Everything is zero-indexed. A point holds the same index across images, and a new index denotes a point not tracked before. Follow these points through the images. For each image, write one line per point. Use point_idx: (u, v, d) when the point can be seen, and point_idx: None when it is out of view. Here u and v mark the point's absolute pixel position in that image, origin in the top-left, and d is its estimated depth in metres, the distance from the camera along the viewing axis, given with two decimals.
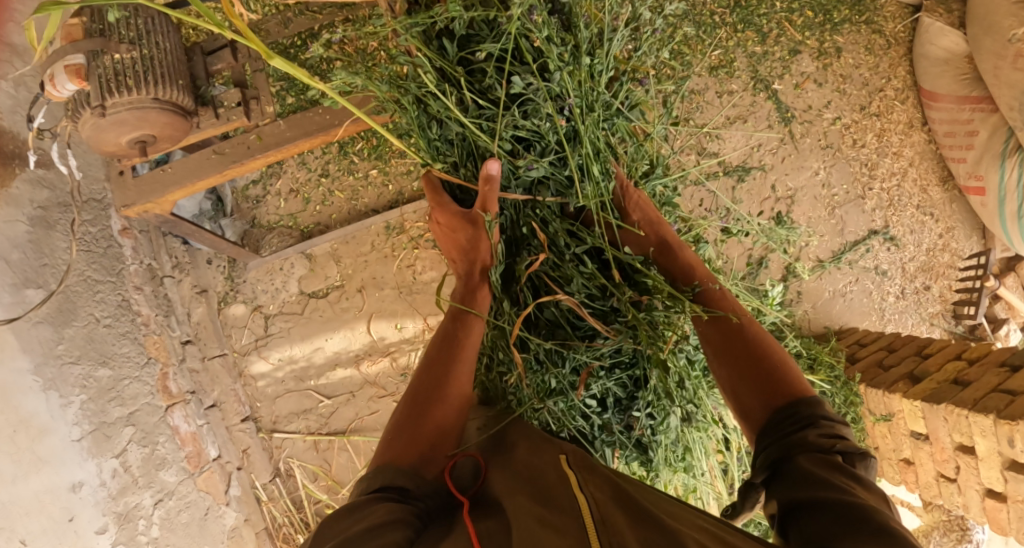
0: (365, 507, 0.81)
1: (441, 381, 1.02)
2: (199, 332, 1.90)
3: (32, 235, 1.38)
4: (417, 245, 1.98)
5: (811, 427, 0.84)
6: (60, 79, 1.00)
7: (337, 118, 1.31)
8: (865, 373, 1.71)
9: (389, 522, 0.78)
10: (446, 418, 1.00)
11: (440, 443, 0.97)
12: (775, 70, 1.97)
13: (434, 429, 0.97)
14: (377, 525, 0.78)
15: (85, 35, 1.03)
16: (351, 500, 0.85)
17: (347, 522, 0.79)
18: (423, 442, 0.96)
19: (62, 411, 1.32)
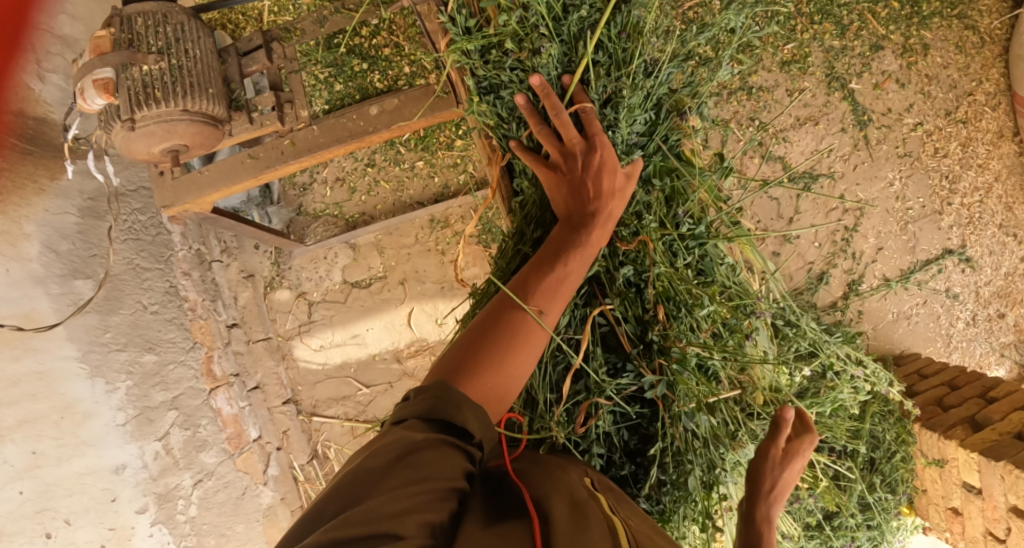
0: (416, 455, 0.64)
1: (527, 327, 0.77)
2: (245, 316, 1.96)
3: (81, 226, 1.44)
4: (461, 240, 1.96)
5: None
6: (89, 93, 1.03)
7: (371, 124, 1.26)
8: (923, 412, 1.57)
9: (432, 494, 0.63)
10: (518, 379, 0.75)
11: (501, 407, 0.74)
12: (853, 67, 1.79)
13: (504, 388, 0.73)
14: (428, 493, 0.62)
15: (113, 47, 1.04)
16: (396, 434, 0.66)
17: (393, 475, 0.62)
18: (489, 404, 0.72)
19: (107, 396, 1.40)
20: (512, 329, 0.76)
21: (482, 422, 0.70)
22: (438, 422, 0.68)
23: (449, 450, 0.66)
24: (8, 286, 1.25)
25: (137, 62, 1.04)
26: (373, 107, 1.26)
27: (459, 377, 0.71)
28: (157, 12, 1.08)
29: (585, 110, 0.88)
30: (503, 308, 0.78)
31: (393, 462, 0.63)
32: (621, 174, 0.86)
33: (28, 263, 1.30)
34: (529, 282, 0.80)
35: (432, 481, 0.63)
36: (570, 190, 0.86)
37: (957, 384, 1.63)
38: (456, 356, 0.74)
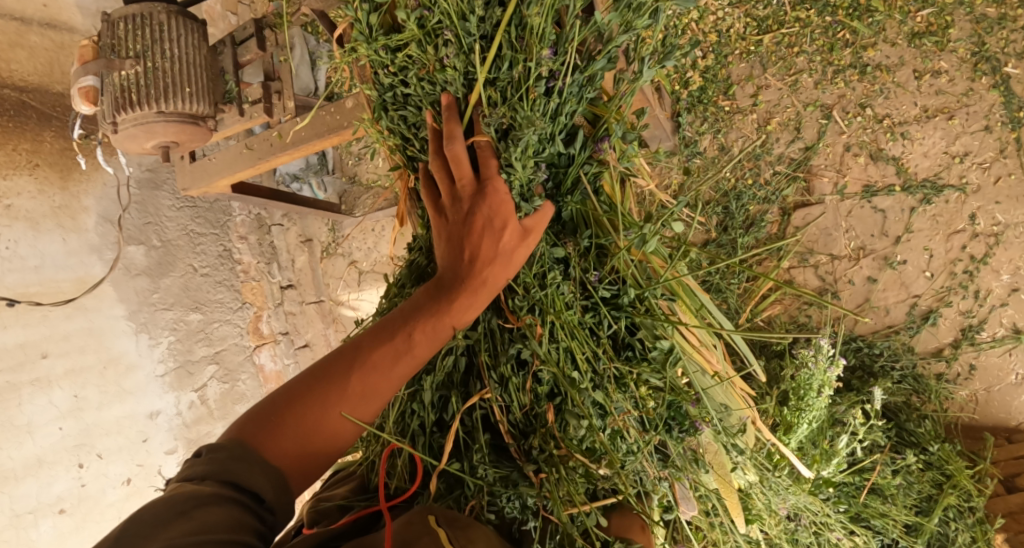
0: (197, 508, 0.60)
1: (354, 399, 0.72)
2: (300, 278, 2.09)
3: (138, 197, 1.62)
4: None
5: None
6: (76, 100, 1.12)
7: (347, 118, 1.17)
8: (1012, 521, 1.22)
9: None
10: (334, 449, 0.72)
11: (308, 473, 0.71)
12: (1013, 44, 1.34)
13: (310, 458, 0.71)
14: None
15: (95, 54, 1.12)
16: (183, 493, 0.62)
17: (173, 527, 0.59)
18: (293, 474, 0.70)
19: (149, 350, 1.59)
20: (335, 389, 0.72)
21: (279, 485, 0.68)
22: (230, 479, 0.65)
23: (239, 509, 0.63)
24: (64, 254, 1.45)
25: (115, 68, 1.10)
26: (350, 101, 1.17)
27: (259, 437, 0.69)
28: (139, 14, 1.12)
29: (480, 146, 0.71)
30: (334, 364, 0.73)
31: (170, 517, 0.59)
32: (510, 234, 0.71)
33: (85, 234, 1.50)
34: (370, 347, 0.73)
35: (215, 534, 0.59)
36: (450, 243, 0.74)
37: None
38: (266, 409, 0.72)
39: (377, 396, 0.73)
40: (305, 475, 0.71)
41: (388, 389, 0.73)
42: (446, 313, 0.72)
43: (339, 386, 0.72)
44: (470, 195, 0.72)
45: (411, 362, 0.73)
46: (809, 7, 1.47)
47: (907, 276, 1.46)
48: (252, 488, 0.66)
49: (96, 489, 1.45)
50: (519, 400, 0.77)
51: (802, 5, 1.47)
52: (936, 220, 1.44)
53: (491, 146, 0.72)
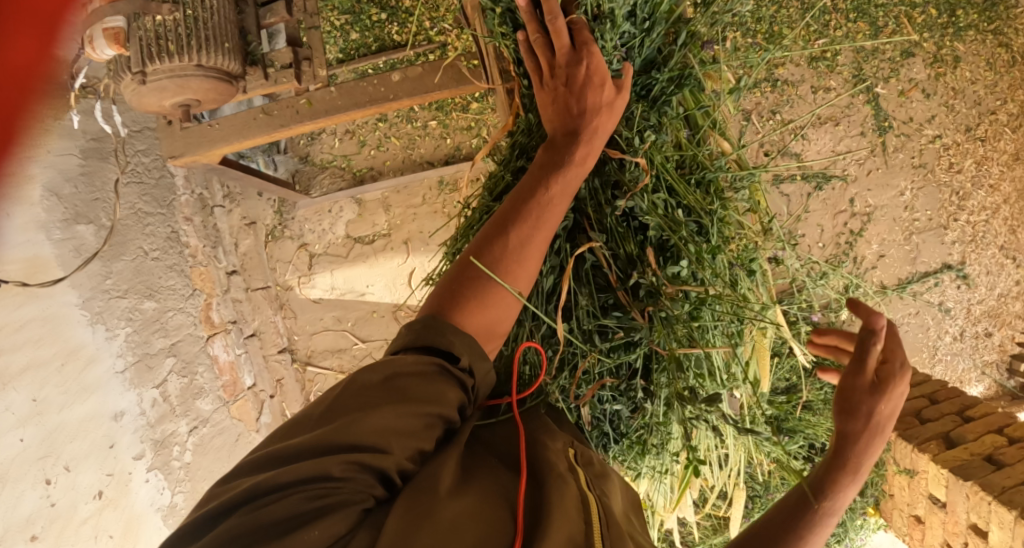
0: (402, 377, 0.76)
1: (512, 250, 0.87)
2: (245, 264, 1.92)
3: (84, 168, 1.42)
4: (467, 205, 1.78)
5: None
6: (99, 42, 1.04)
7: (391, 91, 1.20)
8: (900, 423, 1.62)
9: (405, 417, 0.74)
10: (502, 299, 0.87)
11: (486, 325, 0.86)
12: (881, 71, 1.77)
13: (488, 306, 0.85)
14: (401, 414, 0.74)
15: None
16: (389, 360, 0.79)
17: (379, 391, 0.75)
18: (474, 317, 0.84)
19: (108, 343, 1.41)
20: (494, 243, 0.87)
21: (469, 346, 0.82)
22: (425, 348, 0.81)
23: (437, 374, 0.78)
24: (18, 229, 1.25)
25: (150, 11, 1.03)
26: (395, 75, 1.20)
27: (447, 300, 0.84)
28: None
29: (576, 24, 0.91)
30: (492, 224, 0.90)
31: (379, 381, 0.76)
32: (607, 89, 0.90)
33: (33, 207, 1.29)
34: (515, 208, 0.89)
35: (416, 407, 0.75)
36: (560, 115, 0.93)
37: (936, 397, 1.65)
38: (445, 288, 0.86)
39: (530, 247, 0.88)
40: (484, 327, 0.86)
41: (544, 232, 0.89)
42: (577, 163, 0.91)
43: (490, 239, 0.88)
44: (575, 67, 0.90)
45: (554, 211, 0.90)
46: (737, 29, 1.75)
47: (810, 247, 1.86)
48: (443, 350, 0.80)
49: (66, 505, 1.25)
50: (624, 248, 1.01)
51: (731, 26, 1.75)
52: (825, 202, 1.86)
53: (582, 23, 0.92)
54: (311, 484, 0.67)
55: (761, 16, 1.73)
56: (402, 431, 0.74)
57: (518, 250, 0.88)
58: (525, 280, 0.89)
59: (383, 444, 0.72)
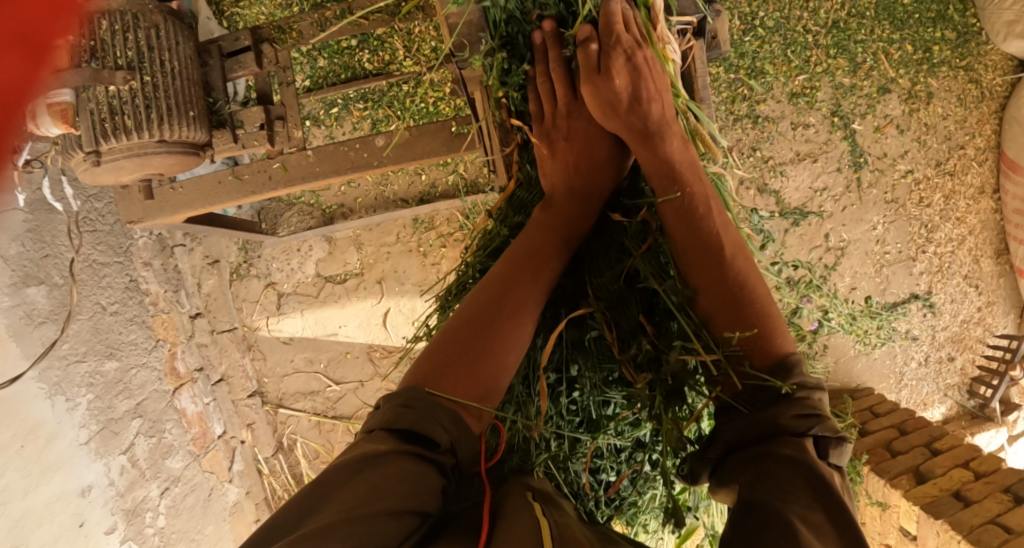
0: (377, 460, 0.64)
1: (507, 304, 0.82)
2: (209, 305, 1.74)
3: (30, 224, 1.31)
4: (447, 243, 1.68)
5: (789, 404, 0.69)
6: (43, 119, 0.92)
7: (376, 158, 1.10)
8: (871, 454, 1.69)
9: (372, 514, 0.60)
10: (502, 358, 0.80)
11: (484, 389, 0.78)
12: (859, 107, 1.78)
13: (484, 370, 0.78)
14: (370, 513, 0.60)
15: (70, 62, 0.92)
16: (362, 449, 0.67)
17: (351, 483, 0.62)
18: (465, 383, 0.76)
19: (69, 415, 1.32)
20: (488, 302, 0.82)
21: (448, 430, 0.71)
22: (403, 432, 0.68)
23: (411, 460, 0.66)
24: None
25: (102, 81, 0.93)
26: (380, 139, 1.10)
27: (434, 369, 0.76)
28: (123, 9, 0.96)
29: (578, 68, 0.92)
30: (483, 286, 0.85)
31: (348, 474, 0.63)
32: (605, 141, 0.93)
33: None
34: (515, 259, 0.86)
35: (389, 502, 0.61)
36: (557, 160, 0.93)
37: (904, 428, 1.74)
38: (435, 351, 0.79)
39: (527, 300, 0.84)
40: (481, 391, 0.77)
41: (538, 286, 0.86)
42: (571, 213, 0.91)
43: (485, 299, 0.82)
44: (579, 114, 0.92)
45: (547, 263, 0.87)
46: (719, 65, 1.73)
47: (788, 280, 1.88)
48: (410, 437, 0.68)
49: None
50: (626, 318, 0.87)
51: (713, 62, 1.73)
52: (802, 236, 1.88)
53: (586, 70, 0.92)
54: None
55: (744, 51, 1.71)
56: (374, 531, 0.59)
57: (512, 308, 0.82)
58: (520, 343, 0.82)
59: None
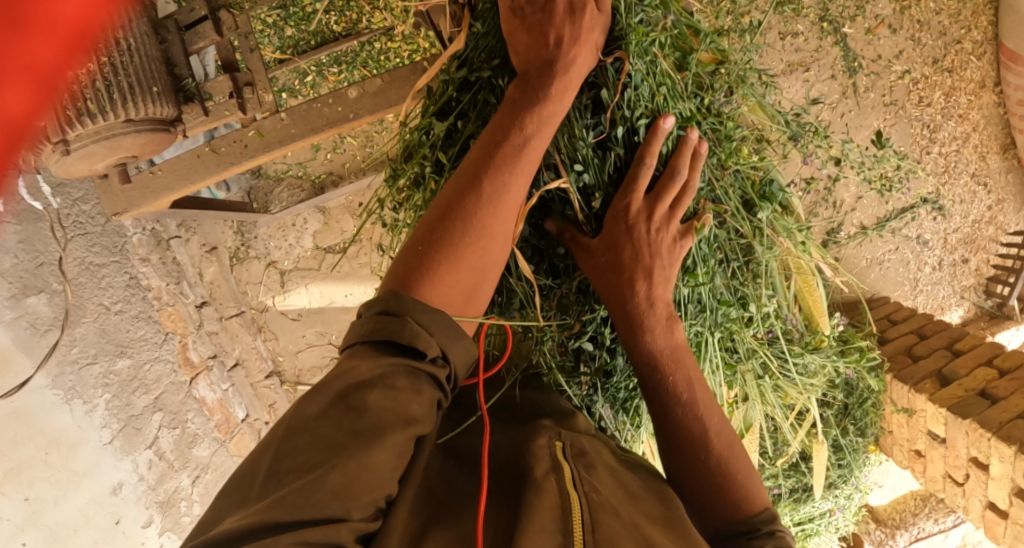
0: (359, 394, 0.58)
1: (489, 199, 0.70)
2: (214, 292, 1.69)
3: (22, 235, 1.31)
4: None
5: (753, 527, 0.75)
6: None
7: (351, 110, 1.07)
8: (894, 362, 1.68)
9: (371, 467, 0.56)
10: (488, 254, 0.71)
11: (471, 290, 0.70)
12: (847, 10, 1.70)
13: (468, 270, 0.69)
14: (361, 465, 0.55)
15: None
16: (349, 364, 0.60)
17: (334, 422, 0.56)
18: (449, 287, 0.67)
19: (89, 418, 1.37)
20: (469, 196, 0.70)
21: (438, 335, 0.64)
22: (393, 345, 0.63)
23: (402, 378, 0.60)
24: None
25: None
26: (353, 91, 1.07)
27: (416, 280, 0.67)
28: None
29: None
30: (455, 182, 0.72)
31: (332, 403, 0.57)
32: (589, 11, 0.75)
33: None
34: (491, 146, 0.72)
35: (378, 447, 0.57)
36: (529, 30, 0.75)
37: (924, 333, 1.72)
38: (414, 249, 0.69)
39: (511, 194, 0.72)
40: (467, 293, 0.70)
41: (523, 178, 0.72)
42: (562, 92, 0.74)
43: (462, 190, 0.71)
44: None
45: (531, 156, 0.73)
46: None
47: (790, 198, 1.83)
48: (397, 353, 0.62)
49: None
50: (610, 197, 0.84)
51: None
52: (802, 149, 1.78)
53: None
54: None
55: None
56: (369, 470, 0.55)
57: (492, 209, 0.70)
58: (504, 245, 0.73)
59: (342, 504, 0.53)
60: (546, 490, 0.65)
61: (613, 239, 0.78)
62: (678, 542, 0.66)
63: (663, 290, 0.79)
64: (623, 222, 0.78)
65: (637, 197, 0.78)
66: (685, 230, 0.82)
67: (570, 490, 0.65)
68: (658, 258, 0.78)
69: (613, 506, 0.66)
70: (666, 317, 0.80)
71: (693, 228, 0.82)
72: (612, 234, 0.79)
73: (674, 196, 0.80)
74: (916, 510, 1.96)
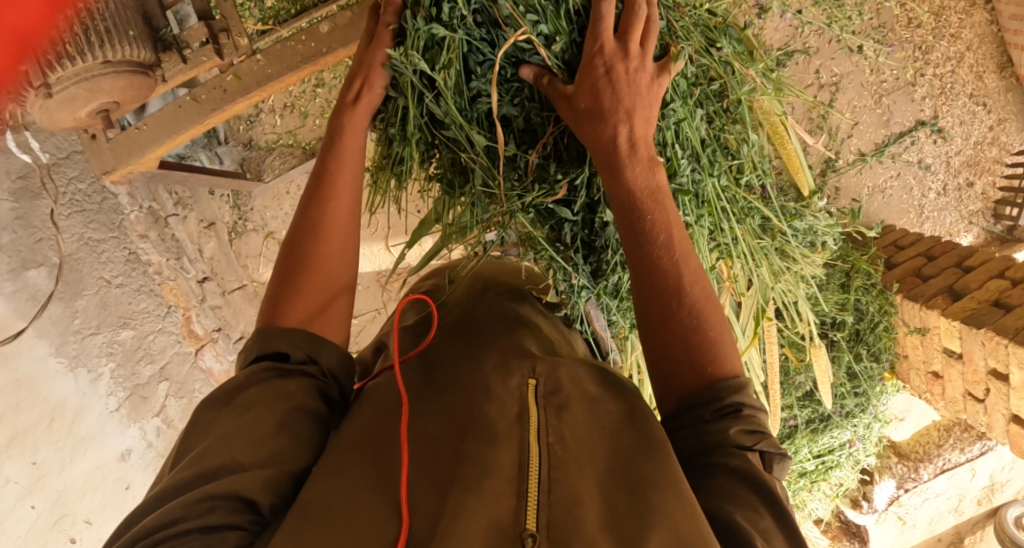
0: (244, 389, 0.65)
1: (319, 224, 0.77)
2: (215, 268, 1.73)
3: (18, 212, 1.30)
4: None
5: (733, 418, 0.64)
6: None
7: (324, 44, 1.12)
8: (903, 284, 1.65)
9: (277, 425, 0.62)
10: (334, 269, 0.77)
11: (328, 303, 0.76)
12: None
13: (318, 286, 0.76)
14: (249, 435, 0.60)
15: None
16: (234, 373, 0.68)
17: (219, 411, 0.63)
18: (303, 305, 0.74)
19: (93, 387, 1.39)
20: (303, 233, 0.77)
21: (299, 343, 0.71)
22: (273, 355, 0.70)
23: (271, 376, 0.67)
24: None
25: None
26: (324, 26, 1.12)
27: (269, 312, 0.74)
28: None
29: None
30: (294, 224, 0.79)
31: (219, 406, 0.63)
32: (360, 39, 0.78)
33: None
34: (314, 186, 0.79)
35: (265, 416, 0.62)
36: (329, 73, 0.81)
37: (932, 254, 1.68)
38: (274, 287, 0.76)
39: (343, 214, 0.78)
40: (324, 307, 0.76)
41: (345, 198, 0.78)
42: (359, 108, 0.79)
43: (298, 227, 0.78)
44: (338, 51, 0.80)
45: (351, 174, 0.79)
46: None
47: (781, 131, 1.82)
48: (271, 357, 0.68)
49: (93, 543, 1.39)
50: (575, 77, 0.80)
51: None
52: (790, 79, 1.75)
53: None
54: (188, 520, 0.52)
55: None
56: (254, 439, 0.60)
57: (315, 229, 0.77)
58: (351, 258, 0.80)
59: (233, 463, 0.57)
60: (499, 448, 0.57)
61: (590, 83, 0.72)
62: (629, 474, 0.59)
63: (646, 131, 0.72)
64: (600, 62, 0.73)
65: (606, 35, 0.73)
66: (661, 68, 0.77)
67: (527, 443, 0.58)
68: (637, 98, 0.72)
69: (574, 448, 0.59)
70: (648, 157, 0.72)
71: (668, 67, 0.77)
72: (589, 78, 0.72)
73: (642, 31, 0.74)
74: (940, 441, 1.94)
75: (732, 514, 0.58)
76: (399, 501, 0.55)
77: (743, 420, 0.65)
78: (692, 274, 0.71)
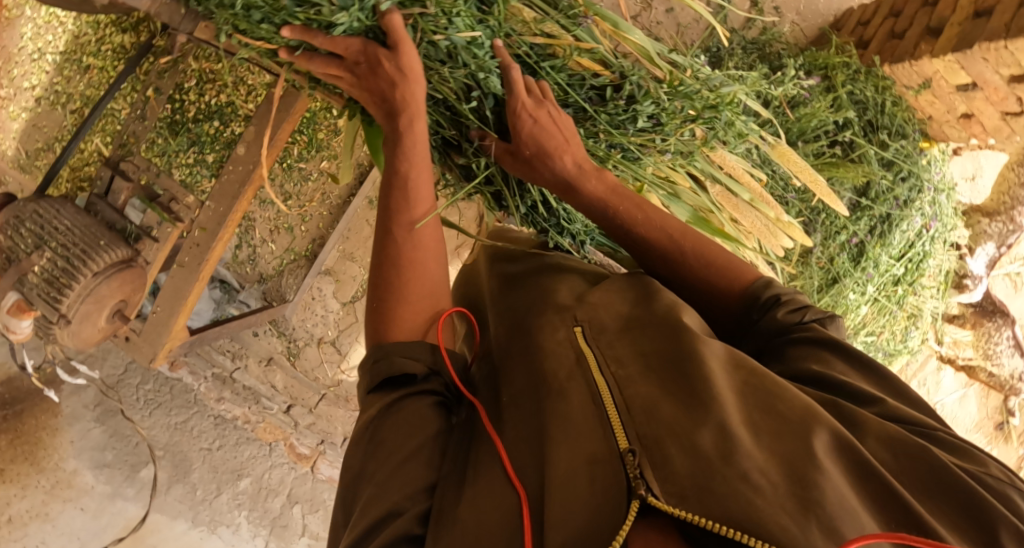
0: (378, 433, 0.71)
1: (411, 242, 0.78)
2: (293, 393, 1.79)
3: (108, 431, 1.59)
4: None
5: (776, 306, 0.75)
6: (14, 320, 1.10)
7: (247, 163, 1.23)
8: (885, 52, 1.55)
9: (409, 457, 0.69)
10: (430, 281, 0.79)
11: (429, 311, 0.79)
12: None
13: (420, 300, 0.78)
14: (395, 470, 0.68)
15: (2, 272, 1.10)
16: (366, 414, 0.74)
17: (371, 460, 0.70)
18: (409, 319, 0.78)
19: (238, 535, 1.71)
20: (398, 257, 0.78)
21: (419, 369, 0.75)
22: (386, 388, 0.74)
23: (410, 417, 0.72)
24: (95, 520, 1.57)
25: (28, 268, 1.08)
26: (240, 148, 1.23)
27: (381, 327, 0.78)
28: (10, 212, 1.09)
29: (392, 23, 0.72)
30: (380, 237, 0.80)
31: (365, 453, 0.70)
32: (389, 66, 0.74)
33: (95, 489, 1.57)
34: (388, 207, 0.79)
35: (403, 453, 0.69)
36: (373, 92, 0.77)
37: (900, 8, 1.57)
38: (376, 303, 0.79)
39: (427, 232, 0.79)
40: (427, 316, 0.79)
41: (425, 214, 0.79)
42: (415, 111, 0.76)
43: (388, 245, 0.78)
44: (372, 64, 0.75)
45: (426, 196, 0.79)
46: None
47: None
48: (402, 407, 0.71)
49: None
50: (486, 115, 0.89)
51: None
52: None
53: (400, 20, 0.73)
54: None
55: None
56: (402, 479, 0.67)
57: (414, 245, 0.78)
58: (440, 266, 0.81)
59: (395, 508, 0.65)
60: (566, 400, 0.64)
61: (544, 154, 0.83)
62: (675, 362, 0.66)
63: (581, 150, 0.86)
64: (556, 139, 0.83)
65: (520, 93, 0.81)
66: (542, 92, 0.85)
67: (593, 379, 0.66)
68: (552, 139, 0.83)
69: (634, 369, 0.67)
70: (593, 169, 0.85)
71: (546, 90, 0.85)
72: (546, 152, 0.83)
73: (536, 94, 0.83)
74: None
75: (813, 367, 0.67)
76: (511, 476, 0.63)
77: (786, 304, 0.75)
78: (678, 228, 0.84)
